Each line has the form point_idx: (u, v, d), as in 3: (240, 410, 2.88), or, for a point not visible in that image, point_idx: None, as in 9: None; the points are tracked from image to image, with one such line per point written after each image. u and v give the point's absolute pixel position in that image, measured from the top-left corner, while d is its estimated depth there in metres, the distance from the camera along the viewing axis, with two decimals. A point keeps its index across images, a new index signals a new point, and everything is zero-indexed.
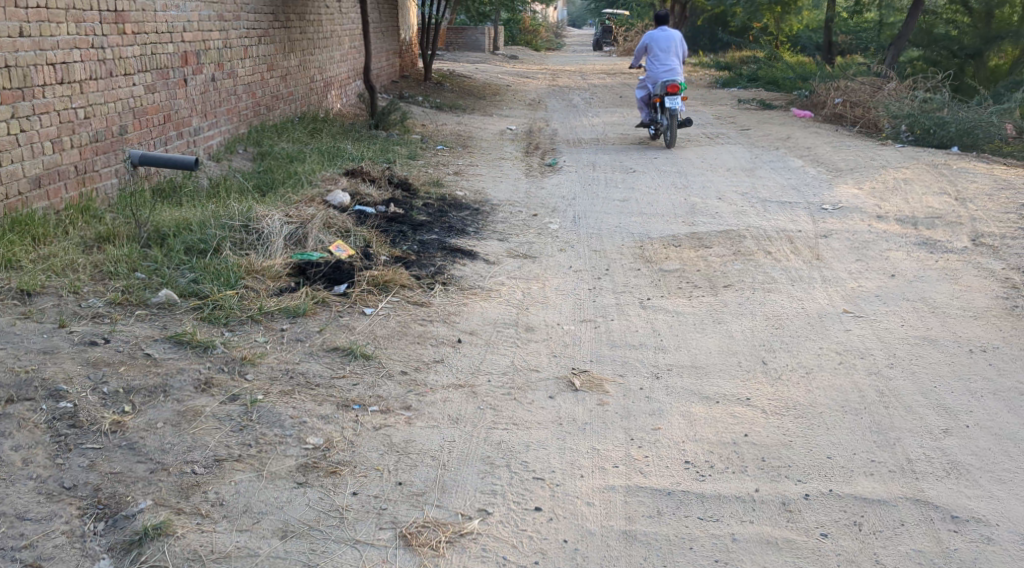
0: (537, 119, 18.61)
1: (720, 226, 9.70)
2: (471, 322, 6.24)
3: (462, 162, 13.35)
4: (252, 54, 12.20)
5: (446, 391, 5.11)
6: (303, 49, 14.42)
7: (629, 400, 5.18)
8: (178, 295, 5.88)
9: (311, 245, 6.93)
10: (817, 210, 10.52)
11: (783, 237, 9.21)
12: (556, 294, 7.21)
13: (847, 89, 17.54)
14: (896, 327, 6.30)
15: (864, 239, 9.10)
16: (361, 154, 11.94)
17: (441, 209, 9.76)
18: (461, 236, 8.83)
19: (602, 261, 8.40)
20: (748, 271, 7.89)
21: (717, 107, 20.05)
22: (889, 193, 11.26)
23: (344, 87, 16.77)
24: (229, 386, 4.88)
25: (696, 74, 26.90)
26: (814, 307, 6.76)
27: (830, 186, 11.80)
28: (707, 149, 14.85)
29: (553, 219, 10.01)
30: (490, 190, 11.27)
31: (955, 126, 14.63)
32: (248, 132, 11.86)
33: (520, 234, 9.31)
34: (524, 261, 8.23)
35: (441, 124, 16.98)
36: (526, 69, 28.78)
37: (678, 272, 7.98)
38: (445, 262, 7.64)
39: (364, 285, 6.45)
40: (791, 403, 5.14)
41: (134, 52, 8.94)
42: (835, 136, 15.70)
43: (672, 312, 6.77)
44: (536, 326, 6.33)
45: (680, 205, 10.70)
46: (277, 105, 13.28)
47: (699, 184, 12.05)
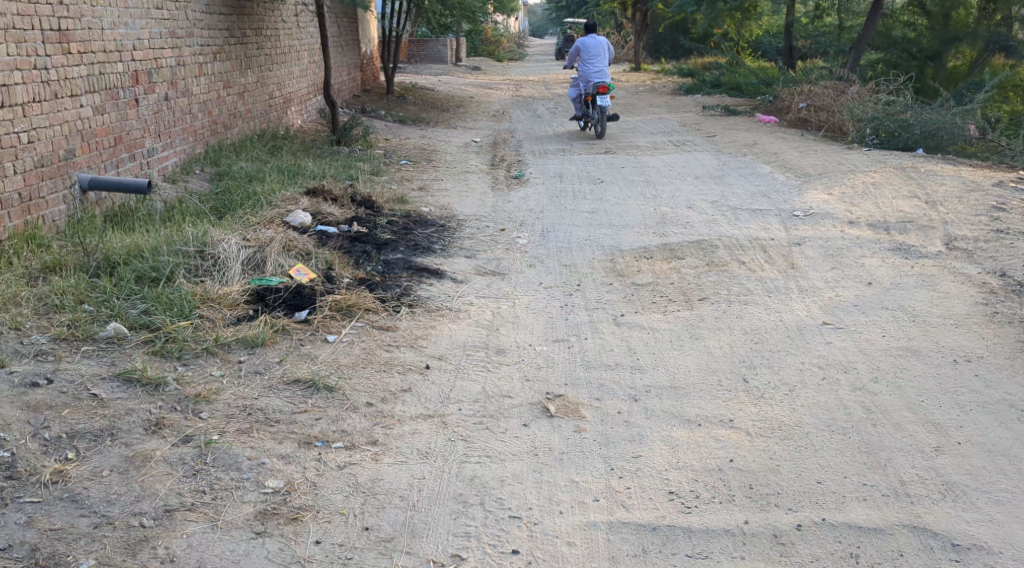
0: (502, 131, 18.39)
1: (692, 236, 9.51)
2: (440, 346, 5.97)
3: (426, 176, 13.08)
4: (207, 71, 11.90)
5: (415, 422, 4.84)
6: (260, 65, 14.12)
7: (607, 425, 4.94)
8: (128, 328, 5.60)
9: (269, 270, 6.65)
10: (789, 217, 10.35)
11: (756, 246, 9.03)
12: (526, 313, 6.96)
13: (811, 93, 17.46)
14: (877, 338, 6.11)
15: (838, 245, 8.93)
16: (322, 172, 11.64)
17: (405, 226, 9.50)
18: (427, 254, 8.57)
19: (573, 276, 8.17)
20: (723, 283, 7.69)
21: (683, 114, 19.93)
22: (859, 198, 11.13)
23: (303, 102, 16.48)
24: (181, 427, 4.59)
25: (660, 81, 26.81)
26: (792, 318, 6.56)
27: (799, 192, 11.65)
28: (674, 156, 14.68)
29: (521, 233, 9.77)
30: (455, 205, 11.01)
31: (919, 128, 14.59)
32: (206, 151, 11.54)
33: (488, 250, 9.06)
34: (492, 278, 7.98)
35: (404, 138, 16.70)
36: (489, 80, 28.59)
37: (651, 285, 7.77)
38: (411, 283, 7.38)
39: (326, 310, 6.16)
40: (776, 423, 4.92)
41: (81, 72, 8.61)
42: (802, 140, 15.59)
43: (647, 328, 6.55)
44: (507, 348, 6.08)
45: (649, 215, 10.50)
46: (236, 123, 12.97)
47: (668, 193, 11.87)
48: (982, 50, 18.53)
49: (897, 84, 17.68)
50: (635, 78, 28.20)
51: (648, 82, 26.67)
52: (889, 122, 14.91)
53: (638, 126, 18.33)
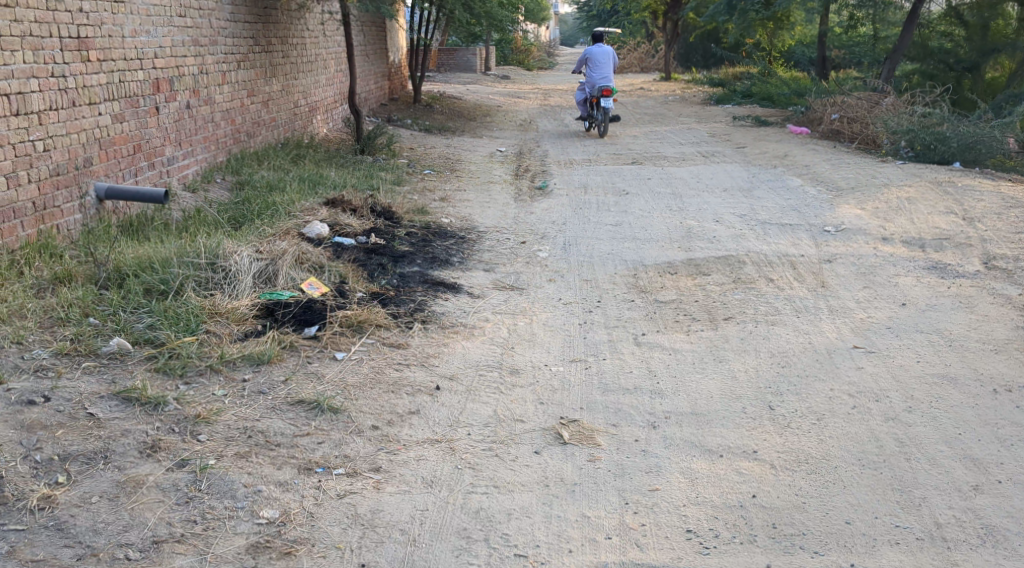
0: (528, 140, 18.21)
1: (718, 251, 9.27)
2: (452, 364, 5.80)
3: (450, 187, 12.92)
4: (231, 79, 11.77)
5: (421, 448, 4.70)
6: (285, 73, 13.99)
7: (624, 455, 4.74)
8: (132, 343, 5.42)
9: (281, 283, 6.47)
10: (819, 232, 10.10)
11: (784, 262, 8.79)
12: (543, 330, 6.77)
13: (844, 104, 17.17)
14: (911, 365, 5.89)
15: (870, 263, 8.69)
16: (343, 181, 11.50)
17: (424, 238, 9.33)
18: (445, 267, 8.39)
19: (593, 291, 7.97)
20: (749, 301, 7.49)
21: (712, 124, 19.66)
22: (892, 213, 10.86)
23: (329, 111, 16.37)
24: (177, 450, 4.46)
25: (690, 90, 26.55)
26: (820, 342, 6.35)
27: (831, 206, 11.38)
28: (702, 168, 14.43)
29: (543, 246, 9.58)
30: (477, 216, 10.84)
31: (956, 141, 14.28)
32: (228, 160, 11.41)
33: (508, 263, 8.87)
34: (511, 293, 7.80)
35: (429, 147, 16.55)
36: (518, 89, 28.42)
37: (674, 302, 7.56)
38: (426, 297, 7.20)
39: (337, 325, 5.98)
40: (803, 456, 4.71)
41: (100, 80, 8.46)
42: (834, 153, 15.30)
43: (669, 348, 6.35)
44: (522, 367, 5.89)
45: (675, 228, 10.27)
46: (259, 131, 12.84)
47: (696, 205, 11.63)
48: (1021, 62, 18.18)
49: (932, 96, 17.36)
50: (665, 88, 27.92)
51: (678, 92, 26.41)
52: (924, 134, 14.62)
53: (666, 136, 18.08)
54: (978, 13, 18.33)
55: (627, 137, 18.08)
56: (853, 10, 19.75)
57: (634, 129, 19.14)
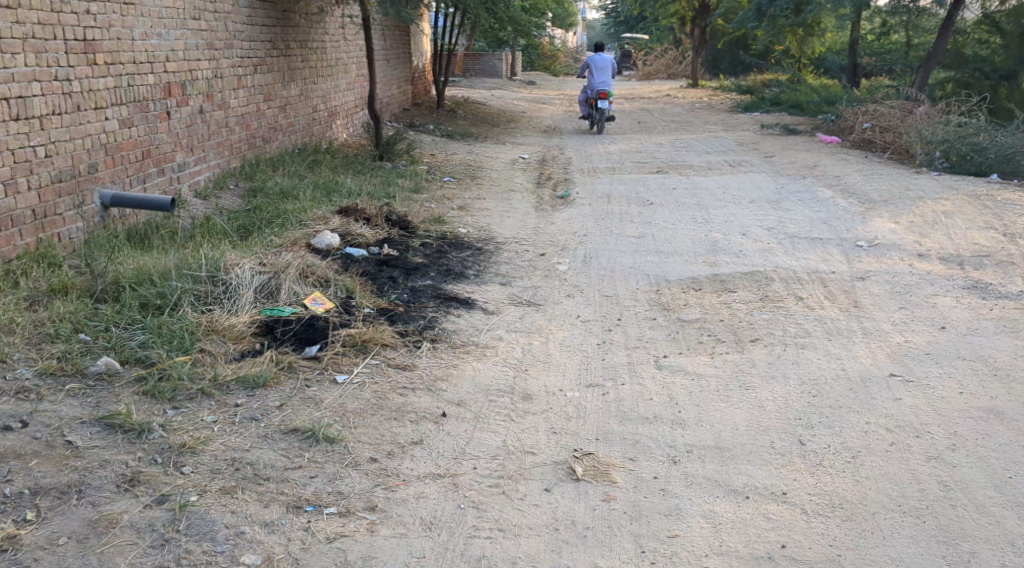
0: (552, 147, 17.87)
1: (745, 266, 8.88)
2: (460, 388, 5.46)
3: (469, 195, 12.59)
4: (247, 84, 11.49)
5: (421, 484, 4.42)
6: (304, 78, 13.70)
7: (641, 495, 4.45)
8: (121, 362, 5.08)
9: (283, 299, 6.15)
10: (852, 247, 9.69)
11: (815, 279, 8.39)
12: (559, 350, 6.42)
13: (876, 113, 16.74)
14: (953, 398, 5.51)
15: (906, 282, 8.29)
16: (359, 189, 11.19)
17: (440, 249, 9.00)
18: (459, 280, 8.06)
19: (614, 308, 7.61)
20: (778, 321, 7.12)
21: (740, 133, 19.24)
22: (927, 227, 10.43)
23: (349, 116, 16.08)
24: (157, 484, 4.20)
25: (718, 98, 26.14)
26: (855, 369, 5.98)
27: (863, 219, 10.98)
28: (729, 177, 14.02)
29: (563, 258, 9.23)
30: (495, 226, 10.51)
31: (994, 152, 13.84)
32: (242, 166, 11.12)
33: (525, 276, 8.53)
34: (527, 309, 7.46)
35: (450, 154, 16.23)
36: (543, 95, 28.05)
37: (699, 321, 7.19)
38: (436, 313, 6.88)
39: (340, 345, 5.66)
40: (837, 500, 4.40)
41: (107, 84, 8.18)
42: (865, 163, 14.86)
43: (693, 373, 5.99)
44: (534, 392, 5.55)
45: (701, 241, 9.89)
46: (276, 137, 12.54)
47: (722, 217, 11.25)
48: None
49: (968, 106, 16.87)
50: (693, 94, 27.48)
51: (705, 99, 25.96)
52: (960, 144, 14.15)
53: (692, 144, 17.67)
54: (1016, 20, 17.82)
55: (653, 144, 17.69)
56: (886, 16, 19.25)
57: (660, 137, 18.74)
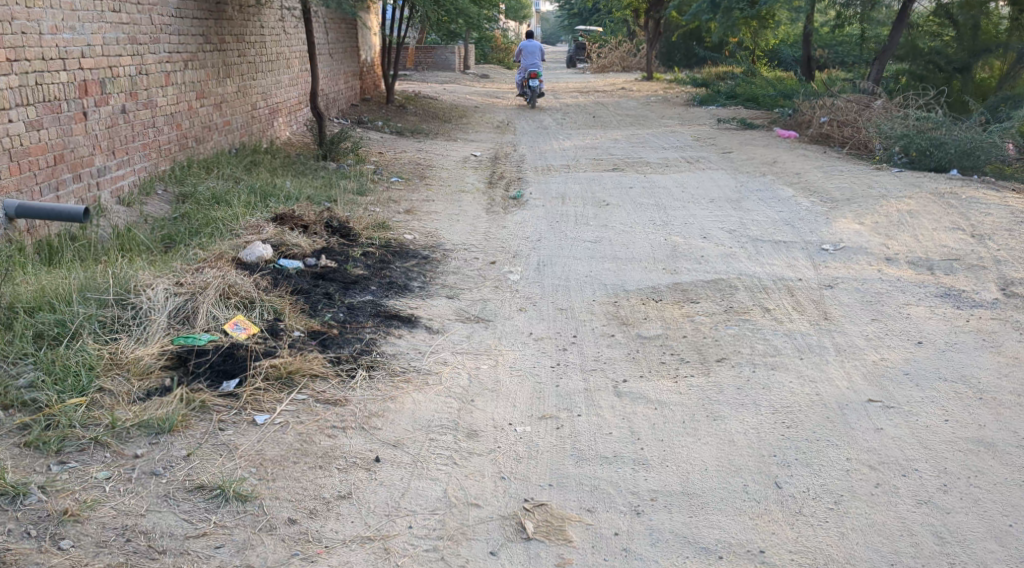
0: (504, 144, 17.31)
1: (708, 274, 8.37)
2: (397, 425, 4.89)
3: (417, 197, 11.98)
4: (176, 81, 10.80)
5: (347, 551, 4.02)
6: (241, 74, 13.01)
7: (600, 557, 4.09)
8: (3, 405, 4.49)
9: (201, 325, 5.50)
10: (816, 251, 9.21)
11: (780, 287, 7.90)
12: (509, 376, 5.86)
13: (832, 107, 16.38)
14: (938, 427, 4.99)
15: (876, 289, 7.81)
16: (299, 192, 10.56)
17: (383, 259, 8.40)
18: (402, 294, 7.48)
19: (568, 324, 7.09)
20: (744, 337, 6.61)
21: (696, 127, 18.82)
22: (892, 229, 10.00)
23: (293, 113, 15.40)
24: (28, 564, 3.80)
25: (674, 90, 25.71)
26: (830, 395, 5.47)
27: (827, 220, 10.52)
28: (686, 175, 13.57)
29: (515, 266, 8.67)
30: (443, 231, 9.93)
31: (954, 147, 13.46)
32: (172, 169, 10.44)
33: (474, 287, 7.96)
34: (475, 326, 6.91)
35: (399, 152, 15.59)
36: (497, 89, 27.48)
37: (660, 338, 6.67)
38: (375, 334, 6.29)
39: (262, 378, 5.05)
40: (821, 558, 4.09)
41: (10, 83, 7.54)
42: (825, 159, 14.48)
43: (655, 400, 5.47)
44: (480, 427, 5.00)
45: (660, 246, 9.37)
46: (211, 136, 11.84)
47: (681, 218, 10.76)
48: (1014, 62, 17.50)
49: (926, 99, 16.52)
50: (648, 88, 26.98)
51: (660, 92, 25.48)
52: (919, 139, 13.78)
53: (648, 140, 17.20)
54: (968, 13, 17.39)
55: (608, 140, 17.20)
56: (840, 8, 18.84)
57: (615, 132, 18.24)
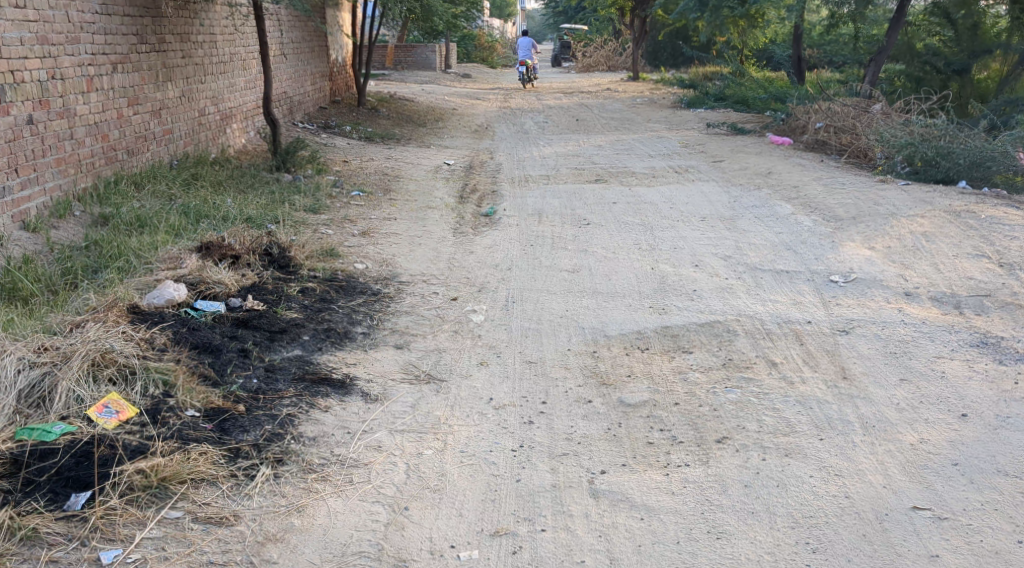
0: (480, 150, 16.13)
1: (701, 314, 7.19)
2: (299, 556, 4.00)
3: (378, 214, 10.74)
4: (101, 85, 9.54)
5: None
6: (186, 76, 11.77)
7: None
8: None
9: (56, 412, 4.43)
10: (824, 283, 8.03)
11: (787, 333, 6.74)
12: (458, 465, 4.69)
13: (829, 111, 15.24)
14: (1011, 554, 4.07)
15: (899, 336, 6.64)
16: (240, 212, 9.38)
17: (324, 296, 7.21)
18: (339, 345, 6.27)
19: (536, 383, 5.90)
20: (750, 406, 5.42)
21: (685, 131, 17.67)
22: (908, 255, 8.84)
23: (249, 118, 14.15)
24: None
25: (661, 91, 24.50)
26: (865, 495, 4.38)
27: (833, 244, 9.32)
28: (674, 188, 12.45)
29: (478, 303, 7.46)
30: (401, 257, 8.71)
31: (964, 158, 12.35)
32: (95, 185, 9.23)
33: (427, 333, 6.74)
34: (423, 389, 5.71)
35: (365, 160, 14.36)
36: (477, 89, 26.26)
37: (646, 407, 5.47)
38: (295, 408, 5.08)
39: (117, 498, 4.05)
40: None
41: None
42: (824, 169, 13.34)
43: (640, 505, 4.36)
44: (411, 554, 4.06)
45: (647, 277, 8.18)
46: (146, 147, 10.58)
47: (670, 241, 9.58)
48: (1015, 64, 16.26)
49: (931, 104, 15.38)
50: (634, 89, 25.71)
51: (647, 93, 24.24)
52: (925, 148, 12.60)
53: (634, 146, 16.07)
54: (967, 11, 16.29)
55: (591, 147, 16.02)
56: (834, 7, 17.52)
57: (599, 138, 17.04)
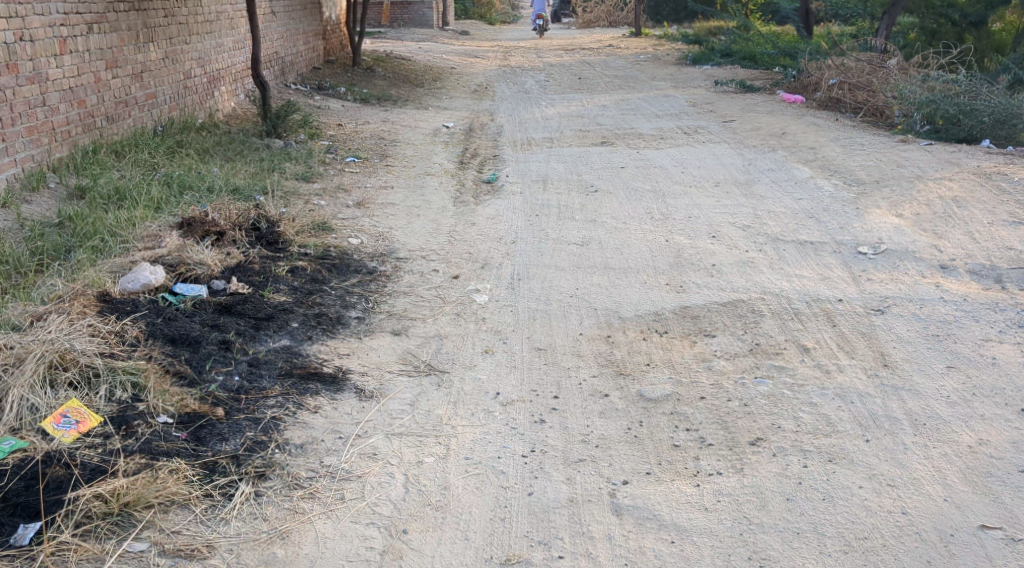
0: (480, 112, 15.50)
1: (722, 291, 6.66)
2: None
3: (373, 183, 10.18)
4: (75, 48, 8.95)
5: None
6: (169, 36, 11.14)
7: None
8: None
9: (6, 425, 3.99)
10: (851, 256, 7.49)
11: (817, 313, 6.20)
12: (463, 474, 4.22)
13: (843, 67, 14.55)
14: None
15: (940, 315, 6.11)
16: (226, 182, 8.81)
17: (315, 276, 6.68)
18: (331, 332, 5.74)
19: (547, 374, 5.38)
20: (784, 400, 4.91)
21: (692, 90, 17.01)
22: (939, 222, 8.29)
23: (238, 80, 13.52)
24: None
25: (665, 47, 23.78)
26: (924, 512, 4.02)
27: (857, 210, 8.77)
28: (685, 150, 11.85)
29: (482, 282, 6.93)
30: (398, 230, 8.15)
31: (989, 116, 11.74)
32: (71, 155, 8.68)
33: (426, 317, 6.22)
34: (423, 382, 5.20)
35: (361, 124, 13.74)
36: (476, 47, 25.46)
37: (670, 402, 4.96)
38: (281, 410, 4.56)
39: (70, 530, 3.64)
40: None
41: None
42: (841, 128, 12.73)
43: (671, 525, 3.98)
44: None
45: (661, 250, 7.64)
46: (128, 112, 9.98)
47: (683, 209, 9.03)
48: None
49: (950, 57, 14.71)
50: (636, 45, 24.96)
51: (650, 50, 23.51)
52: (947, 105, 11.97)
53: (640, 106, 15.43)
54: None
55: (595, 107, 15.39)
56: None
57: (603, 97, 16.40)
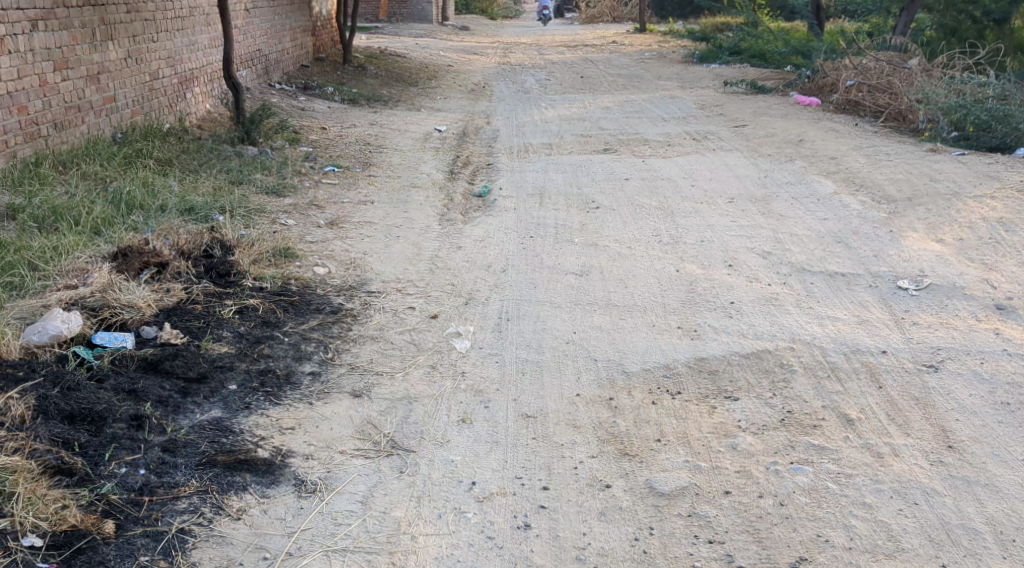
0: (476, 113, 14.48)
1: (743, 338, 5.67)
2: None
3: (351, 196, 9.21)
4: (16, 47, 8.00)
5: None
6: (133, 34, 10.14)
7: None
8: None
9: None
10: (889, 291, 6.50)
11: (858, 369, 5.21)
12: None
13: (863, 67, 13.50)
14: None
15: (1006, 374, 5.13)
16: (182, 198, 7.84)
17: (267, 319, 5.66)
18: (275, 395, 4.75)
19: (538, 456, 4.35)
20: (829, 498, 4.09)
21: (702, 90, 15.97)
22: (986, 250, 7.31)
23: (214, 79, 12.51)
24: None
25: (669, 44, 22.77)
26: None
27: (891, 233, 7.79)
28: (694, 159, 10.87)
29: (464, 323, 5.93)
30: (370, 255, 7.17)
31: None
32: (7, 169, 7.75)
33: (394, 371, 5.24)
34: (381, 465, 4.21)
35: (346, 128, 12.73)
36: (476, 43, 24.35)
37: (686, 498, 4.09)
38: (192, 517, 3.80)
39: None
40: None
41: None
42: (864, 134, 11.71)
43: None
44: None
45: (672, 283, 6.66)
46: (83, 119, 9.01)
47: (695, 230, 8.06)
48: None
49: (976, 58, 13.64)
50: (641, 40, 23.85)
51: (656, 46, 22.42)
52: (978, 111, 10.96)
53: (647, 108, 14.42)
54: None
55: (599, 110, 14.39)
56: None
57: (606, 98, 15.38)
